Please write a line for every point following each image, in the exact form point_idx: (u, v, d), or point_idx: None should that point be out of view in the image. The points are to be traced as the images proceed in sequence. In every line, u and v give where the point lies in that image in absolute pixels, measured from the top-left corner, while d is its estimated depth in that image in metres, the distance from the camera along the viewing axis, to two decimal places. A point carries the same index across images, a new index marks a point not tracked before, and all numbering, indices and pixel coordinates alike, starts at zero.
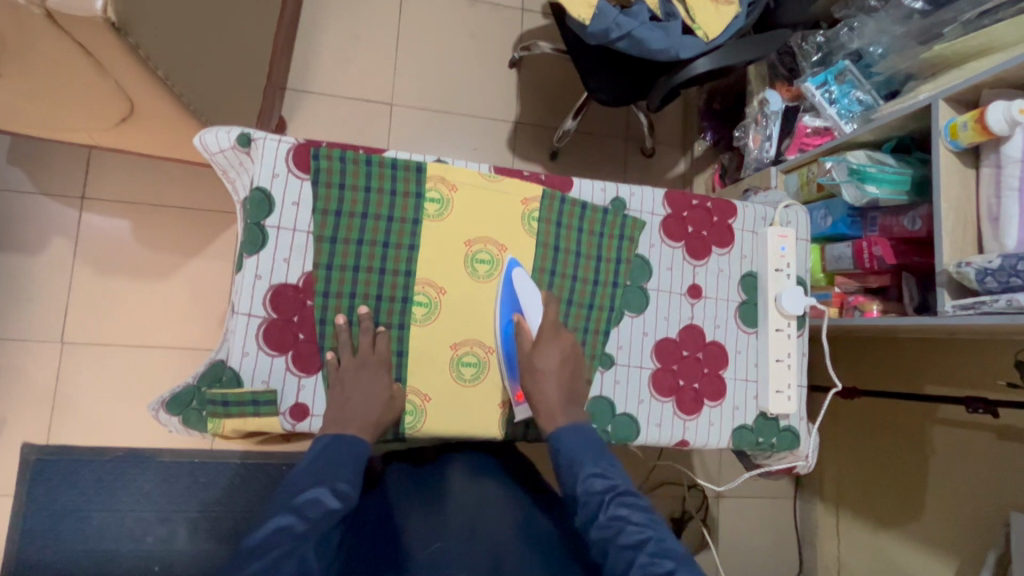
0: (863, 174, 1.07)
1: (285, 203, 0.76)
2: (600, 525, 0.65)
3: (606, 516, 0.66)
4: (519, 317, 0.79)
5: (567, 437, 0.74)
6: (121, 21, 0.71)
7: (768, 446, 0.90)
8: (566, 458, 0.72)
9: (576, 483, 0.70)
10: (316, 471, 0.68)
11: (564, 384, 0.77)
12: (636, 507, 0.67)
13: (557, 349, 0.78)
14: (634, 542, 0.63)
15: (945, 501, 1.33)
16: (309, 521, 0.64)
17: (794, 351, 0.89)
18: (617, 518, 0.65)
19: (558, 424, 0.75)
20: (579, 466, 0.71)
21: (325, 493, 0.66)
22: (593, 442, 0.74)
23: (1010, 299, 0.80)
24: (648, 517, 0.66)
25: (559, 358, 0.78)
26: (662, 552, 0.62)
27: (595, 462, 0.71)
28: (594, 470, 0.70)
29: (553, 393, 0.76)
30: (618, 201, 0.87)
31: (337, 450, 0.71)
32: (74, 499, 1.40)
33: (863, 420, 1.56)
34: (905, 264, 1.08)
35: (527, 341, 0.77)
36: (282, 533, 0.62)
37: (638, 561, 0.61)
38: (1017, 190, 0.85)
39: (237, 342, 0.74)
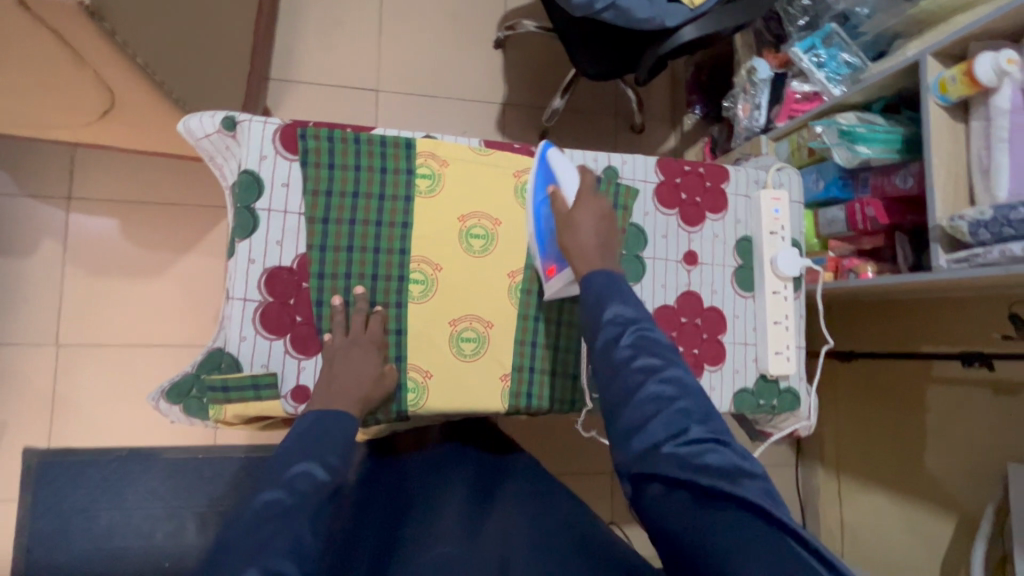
0: (853, 135, 1.07)
1: (274, 185, 0.75)
2: (618, 351, 0.62)
3: (626, 342, 0.63)
4: (553, 187, 0.77)
5: (597, 279, 0.69)
6: (95, 6, 0.69)
7: (769, 408, 0.90)
8: (595, 295, 0.68)
9: (600, 315, 0.66)
10: (305, 445, 0.67)
11: (600, 236, 0.73)
12: (658, 341, 0.63)
13: (594, 209, 0.74)
14: (649, 369, 0.61)
15: (944, 457, 1.34)
16: (300, 494, 0.63)
17: (791, 313, 0.89)
18: (638, 346, 0.62)
19: (592, 268, 0.70)
20: (603, 301, 0.67)
21: (315, 468, 0.65)
22: (622, 284, 0.69)
23: (1003, 250, 0.80)
24: (669, 350, 0.63)
25: (596, 217, 0.74)
26: (675, 382, 0.60)
27: (622, 299, 0.67)
28: (621, 305, 0.66)
29: (588, 239, 0.72)
30: (610, 170, 0.87)
31: (325, 425, 0.70)
32: (82, 500, 1.41)
33: (861, 384, 1.57)
34: (898, 224, 1.08)
35: (563, 207, 0.75)
36: (272, 507, 0.61)
37: (647, 387, 0.60)
38: (1007, 141, 0.85)
39: (234, 327, 0.73)
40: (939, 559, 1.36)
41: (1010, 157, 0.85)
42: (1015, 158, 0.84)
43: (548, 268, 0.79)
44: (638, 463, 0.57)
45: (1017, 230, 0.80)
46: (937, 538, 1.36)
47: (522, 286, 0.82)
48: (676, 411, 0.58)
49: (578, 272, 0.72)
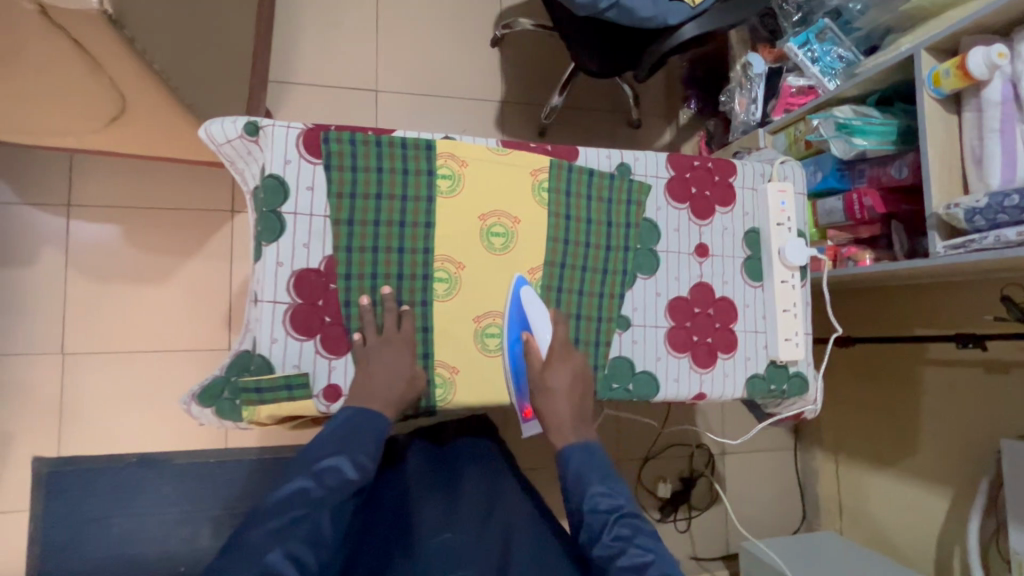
0: (850, 127, 1.10)
1: (299, 189, 0.76)
2: (605, 548, 0.75)
3: (610, 538, 0.76)
4: (528, 335, 0.81)
5: (576, 456, 0.81)
6: (118, 14, 0.70)
7: (779, 393, 0.94)
8: (574, 474, 0.80)
9: (584, 501, 0.78)
10: (337, 440, 0.73)
11: (574, 403, 0.81)
12: (638, 529, 0.76)
13: (569, 371, 0.81)
14: (634, 566, 0.73)
15: (939, 436, 1.40)
16: (326, 488, 0.72)
17: (799, 300, 0.93)
18: (621, 542, 0.75)
19: (569, 441, 0.81)
20: (586, 482, 0.79)
21: (344, 464, 0.73)
22: (601, 465, 0.81)
23: (997, 235, 0.84)
24: (650, 541, 0.76)
25: (569, 378, 0.81)
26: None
27: (602, 482, 0.79)
28: (602, 490, 0.78)
29: (564, 407, 0.80)
30: (623, 166, 0.89)
31: (360, 423, 0.74)
32: (95, 508, 1.40)
33: (858, 367, 1.63)
34: (894, 213, 1.12)
35: (537, 361, 0.80)
36: (299, 495, 0.71)
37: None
38: (999, 131, 0.89)
39: (265, 329, 0.75)
40: (936, 535, 1.41)
41: (1003, 146, 0.89)
42: (1007, 148, 0.89)
43: (524, 410, 0.84)
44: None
45: (1010, 216, 0.84)
46: (932, 513, 1.42)
47: (543, 281, 0.85)
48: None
49: (556, 438, 0.82)
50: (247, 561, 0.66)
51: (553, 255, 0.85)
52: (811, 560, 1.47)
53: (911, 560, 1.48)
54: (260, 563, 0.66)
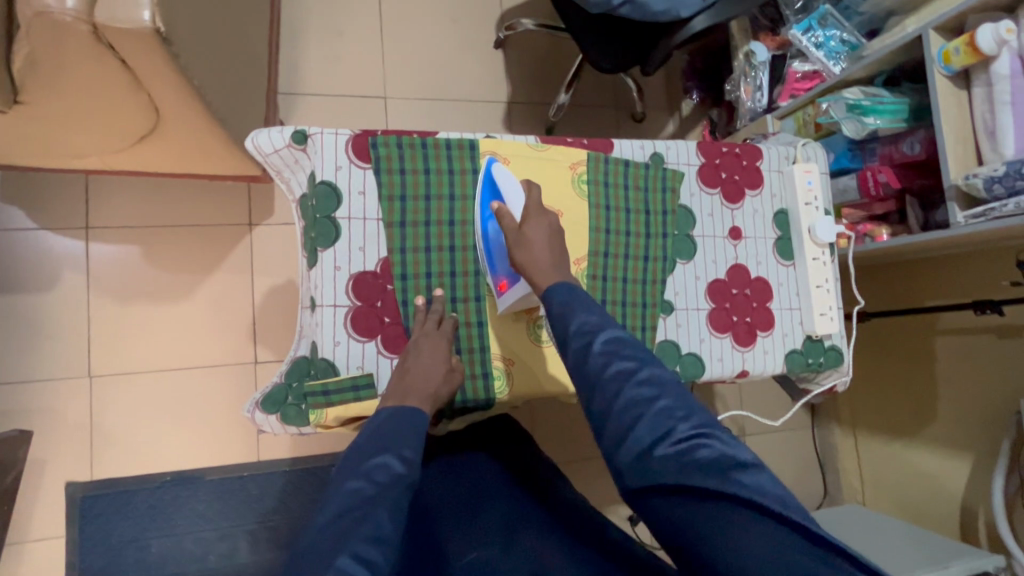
0: (861, 108, 1.15)
1: (351, 193, 0.78)
2: (590, 360, 0.61)
3: (598, 348, 0.61)
4: (498, 202, 0.78)
5: (559, 293, 0.68)
6: (167, 30, 0.71)
7: (817, 366, 0.97)
8: (559, 305, 0.66)
9: (566, 323, 0.64)
10: (380, 439, 0.66)
11: (554, 251, 0.72)
12: (628, 338, 0.62)
13: (545, 226, 0.74)
14: (623, 373, 0.59)
15: (956, 401, 1.45)
16: (378, 486, 0.62)
17: (831, 276, 0.96)
18: (610, 350, 0.61)
19: (550, 279, 0.69)
20: (570, 307, 0.66)
21: (393, 459, 0.64)
22: (584, 294, 0.68)
23: (1017, 202, 0.89)
24: (641, 348, 0.61)
25: (547, 233, 0.74)
26: (654, 382, 0.59)
27: (585, 302, 0.66)
28: (586, 312, 0.65)
29: (542, 255, 0.71)
30: (656, 156, 0.92)
31: (401, 420, 0.69)
32: (130, 530, 1.39)
33: (871, 341, 1.67)
34: (907, 188, 1.17)
35: (511, 223, 0.75)
36: (353, 498, 0.61)
37: (626, 393, 0.58)
38: (1009, 103, 0.94)
39: (327, 333, 0.76)
40: (960, 497, 1.46)
41: (1014, 118, 0.93)
42: (1018, 119, 0.93)
43: (498, 283, 0.80)
44: (630, 475, 0.55)
45: None
46: (954, 475, 1.47)
47: (588, 271, 0.87)
48: (657, 413, 0.56)
49: (540, 285, 0.71)
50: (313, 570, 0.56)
51: (597, 245, 0.87)
52: (884, 551, 1.38)
53: (937, 523, 1.52)
54: (329, 569, 0.54)
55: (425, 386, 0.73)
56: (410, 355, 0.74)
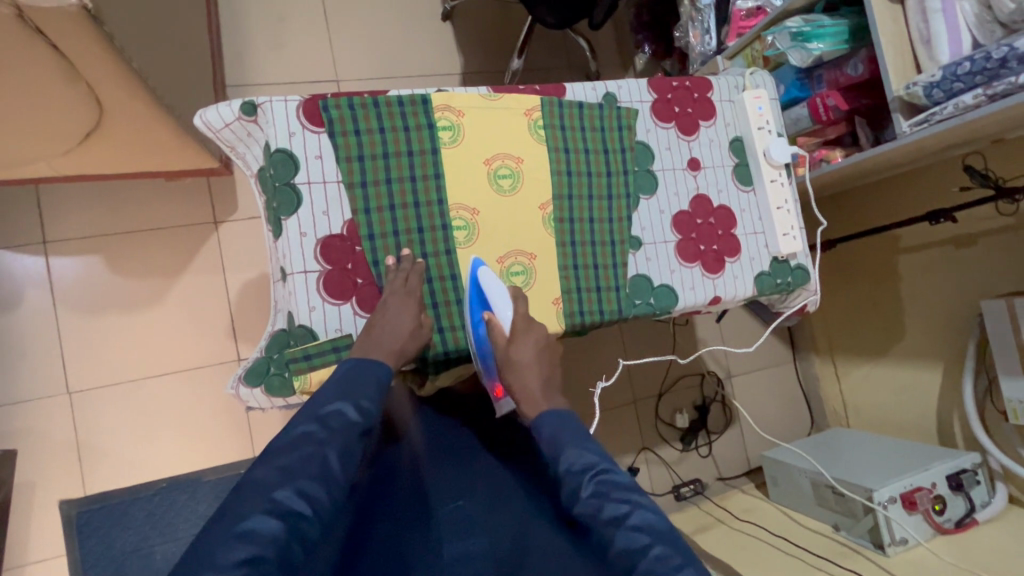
0: (803, 35, 1.18)
1: (307, 159, 0.77)
2: (583, 506, 0.66)
3: (588, 495, 0.66)
4: (489, 315, 0.78)
5: (547, 425, 0.74)
6: (95, 8, 0.70)
7: (786, 286, 1.00)
8: (549, 442, 0.72)
9: (560, 466, 0.70)
10: (338, 387, 0.68)
11: (543, 375, 0.77)
12: (617, 482, 0.66)
13: (532, 343, 0.78)
14: (615, 519, 0.63)
15: (925, 315, 1.50)
16: (331, 431, 0.64)
17: (789, 197, 0.99)
18: (600, 496, 0.65)
19: (539, 411, 0.75)
20: (561, 448, 0.71)
21: (348, 407, 0.66)
22: (576, 429, 0.73)
23: (956, 103, 0.92)
24: (632, 493, 0.66)
25: (535, 350, 0.78)
26: (644, 527, 0.62)
27: (577, 443, 0.71)
28: (574, 452, 0.70)
29: (532, 380, 0.76)
30: (609, 95, 0.93)
31: (360, 371, 0.70)
32: (132, 539, 1.38)
33: (841, 269, 1.72)
34: (855, 110, 1.20)
35: (499, 339, 0.77)
36: (302, 439, 0.63)
37: (619, 539, 0.62)
38: (941, 11, 0.97)
39: (301, 299, 0.76)
40: (936, 405, 1.52)
41: (946, 24, 0.97)
42: (950, 24, 0.96)
43: (495, 389, 0.85)
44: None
45: (965, 83, 0.91)
46: (929, 386, 1.53)
47: (554, 215, 0.88)
48: (650, 564, 0.59)
49: (528, 410, 0.77)
50: (253, 499, 0.58)
51: (560, 188, 0.89)
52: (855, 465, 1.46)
53: (917, 433, 1.59)
54: (267, 500, 0.58)
55: (402, 343, 0.74)
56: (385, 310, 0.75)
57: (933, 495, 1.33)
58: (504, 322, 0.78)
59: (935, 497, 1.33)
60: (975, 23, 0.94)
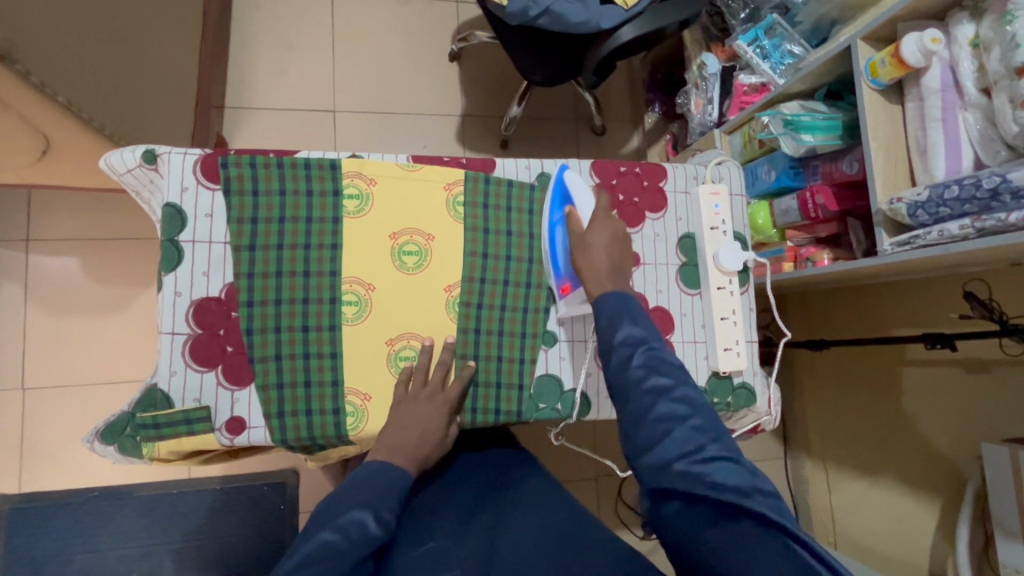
0: (797, 124, 1.07)
1: (196, 216, 0.75)
2: (629, 373, 0.64)
3: (637, 364, 0.65)
4: (569, 206, 0.78)
5: (609, 304, 0.70)
6: (2, 49, 0.69)
7: (724, 406, 0.88)
8: (605, 317, 0.69)
9: (611, 337, 0.67)
10: (361, 494, 0.69)
11: (611, 257, 0.73)
12: (668, 359, 0.65)
13: (607, 231, 0.75)
14: (660, 389, 0.63)
15: (926, 442, 1.32)
16: (351, 543, 0.65)
17: (739, 307, 0.88)
18: (649, 366, 0.64)
19: (604, 290, 0.70)
20: (616, 323, 0.68)
21: (370, 518, 0.67)
22: (636, 308, 0.70)
23: (940, 230, 0.79)
24: (680, 370, 0.65)
25: (608, 239, 0.74)
26: (686, 400, 0.62)
27: (634, 322, 0.68)
28: (631, 325, 0.67)
29: (600, 261, 0.72)
30: (544, 176, 0.87)
31: (383, 476, 0.71)
32: (53, 545, 1.36)
33: (841, 367, 1.56)
34: (848, 210, 1.08)
35: (579, 227, 0.76)
36: (324, 550, 0.64)
37: (659, 406, 0.61)
38: (940, 119, 0.85)
39: (163, 362, 0.73)
40: (930, 545, 1.33)
41: (945, 135, 0.84)
42: (950, 137, 0.84)
43: (562, 286, 0.81)
44: (653, 478, 0.60)
45: (952, 209, 0.78)
46: (922, 522, 1.35)
47: (460, 299, 0.81)
48: (689, 430, 0.60)
49: (591, 292, 0.72)
50: None
51: (471, 271, 0.82)
52: None
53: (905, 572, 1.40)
54: None
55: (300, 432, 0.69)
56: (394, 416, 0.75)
57: None
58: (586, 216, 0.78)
59: None
60: (977, 139, 0.81)
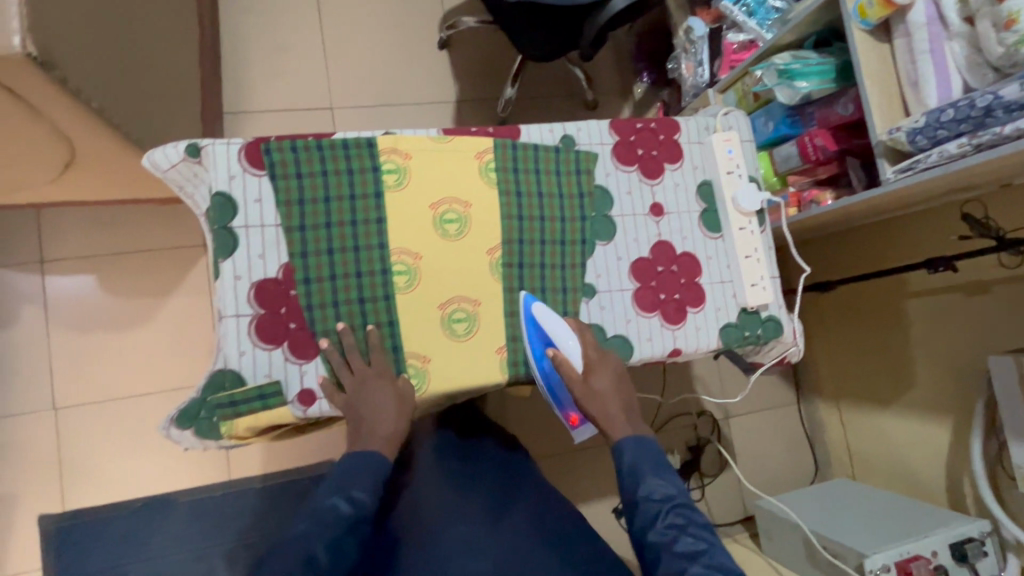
0: (790, 72, 1.12)
1: (246, 202, 0.78)
2: (660, 534, 0.73)
3: (664, 526, 0.73)
4: (553, 350, 0.80)
5: (629, 450, 0.78)
6: (43, 55, 0.71)
7: (755, 338, 0.94)
8: (630, 468, 0.77)
9: (637, 491, 0.76)
10: (335, 482, 0.75)
11: (622, 401, 0.81)
12: (694, 519, 0.74)
13: (608, 374, 0.81)
14: (690, 553, 0.71)
15: (933, 366, 1.40)
16: (323, 523, 0.72)
17: (760, 245, 0.95)
18: (678, 528, 0.73)
19: (621, 434, 0.79)
20: (641, 473, 0.76)
21: (339, 501, 0.73)
22: (655, 456, 0.79)
23: (940, 152, 0.85)
24: (706, 531, 0.73)
25: (612, 382, 0.81)
26: (716, 566, 0.70)
27: (657, 472, 0.77)
28: (655, 482, 0.76)
29: (611, 406, 0.80)
30: (567, 138, 0.91)
31: (355, 464, 0.76)
32: (111, 556, 1.40)
33: (846, 306, 1.63)
34: (847, 150, 1.13)
35: (574, 376, 0.79)
36: (301, 533, 0.72)
37: (692, 574, 0.70)
38: (928, 51, 0.91)
39: (231, 344, 0.76)
40: (944, 463, 1.42)
41: (934, 66, 0.90)
42: (938, 67, 0.90)
43: (570, 418, 0.84)
44: None
45: (950, 131, 0.84)
46: (937, 443, 1.43)
47: (503, 260, 0.85)
48: None
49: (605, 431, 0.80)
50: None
51: (510, 233, 0.86)
52: (857, 521, 1.37)
53: (923, 492, 1.49)
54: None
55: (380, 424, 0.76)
56: (370, 387, 0.77)
57: (933, 566, 1.23)
58: (576, 363, 0.81)
59: (935, 567, 1.23)
60: (965, 66, 0.88)
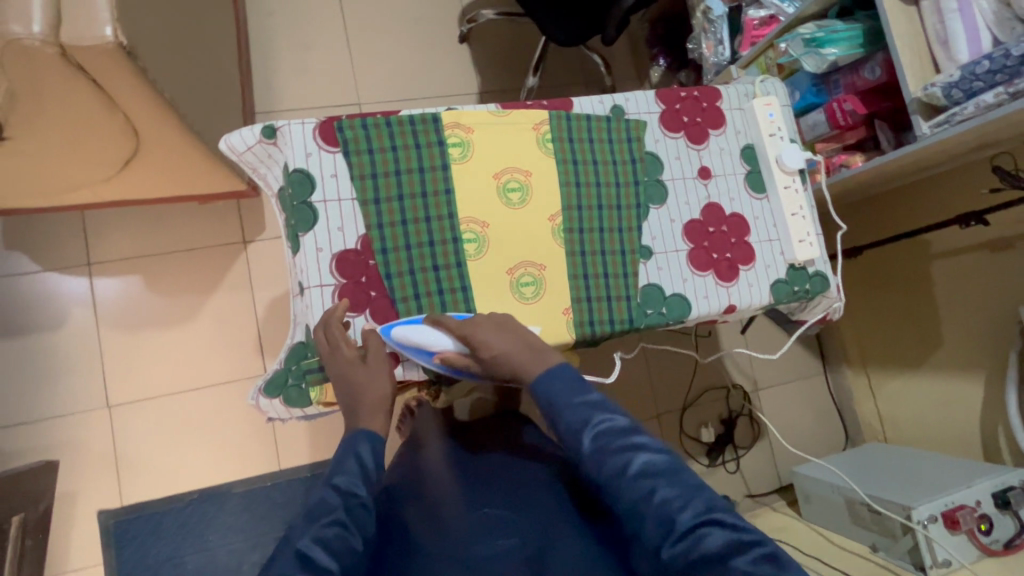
0: (817, 41, 1.16)
1: (323, 178, 0.81)
2: (589, 460, 0.67)
3: (591, 451, 0.67)
4: (438, 356, 0.77)
5: (539, 387, 0.72)
6: (131, 46, 0.74)
7: (804, 293, 0.98)
8: (544, 403, 0.71)
9: (558, 426, 0.70)
10: (324, 478, 0.71)
11: (516, 344, 0.75)
12: (615, 433, 0.67)
13: (487, 331, 0.75)
14: (618, 471, 0.65)
15: (963, 324, 1.44)
16: (315, 517, 0.66)
17: (805, 203, 0.98)
18: (602, 448, 0.67)
19: (531, 383, 0.73)
20: (557, 406, 0.70)
21: (326, 492, 0.68)
22: (569, 381, 0.72)
23: (976, 102, 0.89)
24: (630, 439, 0.67)
25: (497, 332, 0.75)
26: (646, 473, 0.64)
27: (572, 397, 0.70)
28: (568, 412, 0.69)
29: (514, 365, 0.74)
30: (616, 108, 0.95)
31: (342, 455, 0.72)
32: (167, 548, 1.43)
33: (870, 273, 1.67)
34: (875, 112, 1.18)
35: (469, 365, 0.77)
36: (293, 535, 0.65)
37: (624, 490, 0.64)
38: (957, 10, 0.95)
39: (317, 312, 0.80)
40: (977, 418, 1.45)
41: (964, 23, 0.94)
42: (968, 23, 0.94)
43: None
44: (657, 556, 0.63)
45: (985, 82, 0.89)
46: (970, 399, 1.46)
47: (564, 226, 0.89)
48: (657, 506, 0.62)
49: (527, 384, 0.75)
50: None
51: (569, 199, 0.90)
52: (893, 481, 1.40)
53: (958, 448, 1.52)
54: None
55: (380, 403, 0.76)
56: (354, 378, 0.75)
57: (978, 514, 1.26)
58: (454, 348, 0.77)
59: (981, 515, 1.26)
60: (993, 21, 0.92)
